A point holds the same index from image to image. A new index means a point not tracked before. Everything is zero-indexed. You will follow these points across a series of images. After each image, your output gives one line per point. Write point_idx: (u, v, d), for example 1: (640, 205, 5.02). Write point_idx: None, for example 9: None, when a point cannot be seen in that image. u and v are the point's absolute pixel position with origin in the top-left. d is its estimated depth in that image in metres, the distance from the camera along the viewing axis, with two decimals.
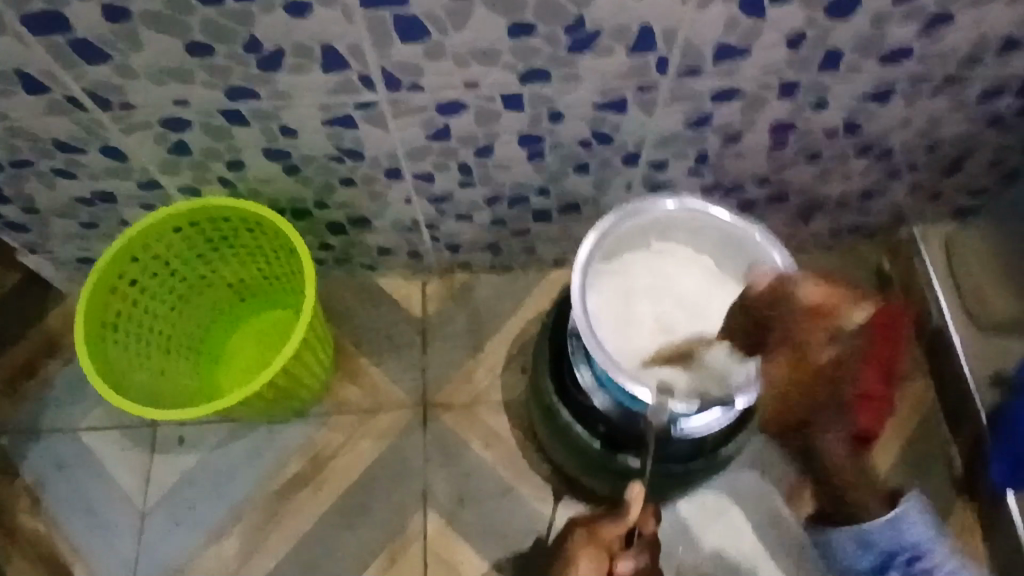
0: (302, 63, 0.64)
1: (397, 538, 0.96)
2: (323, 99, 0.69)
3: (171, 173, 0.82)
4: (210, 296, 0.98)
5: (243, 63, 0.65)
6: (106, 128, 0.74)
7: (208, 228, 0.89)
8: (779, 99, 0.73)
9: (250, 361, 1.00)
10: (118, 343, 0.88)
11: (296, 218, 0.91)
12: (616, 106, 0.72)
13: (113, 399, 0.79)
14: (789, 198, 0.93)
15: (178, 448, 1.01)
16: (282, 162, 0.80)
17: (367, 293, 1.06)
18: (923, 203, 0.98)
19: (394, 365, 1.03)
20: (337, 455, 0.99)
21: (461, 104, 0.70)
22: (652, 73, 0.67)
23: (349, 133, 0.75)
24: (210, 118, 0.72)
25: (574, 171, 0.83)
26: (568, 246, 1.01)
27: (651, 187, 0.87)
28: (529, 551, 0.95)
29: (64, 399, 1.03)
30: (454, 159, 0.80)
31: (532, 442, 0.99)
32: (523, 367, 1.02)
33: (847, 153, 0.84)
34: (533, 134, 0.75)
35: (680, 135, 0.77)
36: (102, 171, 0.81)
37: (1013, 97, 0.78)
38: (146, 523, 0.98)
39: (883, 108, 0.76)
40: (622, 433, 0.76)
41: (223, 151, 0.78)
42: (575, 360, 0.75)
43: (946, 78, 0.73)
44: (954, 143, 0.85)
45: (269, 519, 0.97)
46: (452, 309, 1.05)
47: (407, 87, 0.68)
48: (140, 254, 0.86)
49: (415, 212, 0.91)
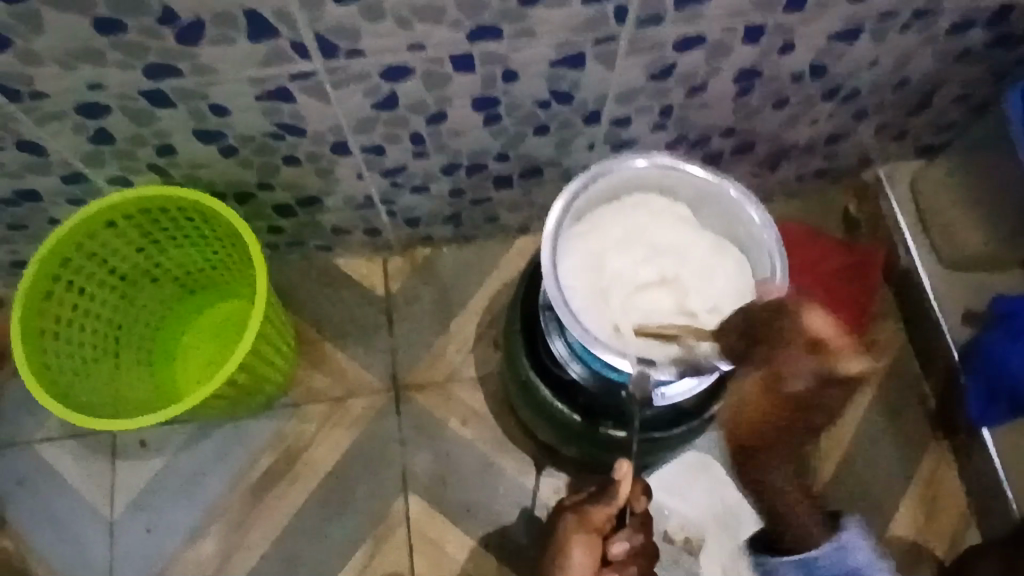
0: (227, 34, 0.58)
1: (380, 525, 0.93)
2: (254, 72, 0.63)
3: (96, 164, 0.75)
4: (157, 293, 0.93)
5: (160, 39, 0.58)
6: (16, 121, 0.67)
7: (147, 221, 0.83)
8: (744, 45, 0.69)
9: (207, 358, 0.95)
10: (61, 351, 0.82)
11: (240, 202, 0.86)
12: (574, 60, 0.67)
13: (62, 412, 0.74)
14: (757, 147, 0.89)
15: (141, 452, 0.96)
16: (218, 144, 0.74)
17: (325, 275, 1.01)
18: (889, 142, 0.96)
19: (361, 348, 0.99)
20: (310, 446, 0.96)
21: (408, 68, 0.65)
22: (610, 23, 0.63)
23: (288, 107, 0.69)
24: (132, 101, 0.66)
25: (534, 133, 0.78)
26: (534, 211, 0.97)
27: (614, 145, 0.83)
28: (518, 525, 0.93)
29: (14, 412, 0.97)
30: (406, 129, 0.74)
31: (511, 416, 0.97)
32: (495, 340, 0.99)
33: (814, 96, 0.81)
34: (487, 97, 0.71)
35: (642, 88, 0.73)
36: (20, 168, 0.74)
37: (982, 28, 0.76)
38: (117, 533, 0.93)
39: (852, 47, 0.73)
40: (601, 403, 0.73)
41: (151, 136, 0.71)
42: (548, 332, 0.72)
43: (916, 11, 0.70)
44: (921, 80, 0.83)
45: (246, 517, 0.94)
46: (417, 286, 1.01)
47: (346, 53, 0.62)
48: (74, 255, 0.80)
49: (368, 188, 0.86)
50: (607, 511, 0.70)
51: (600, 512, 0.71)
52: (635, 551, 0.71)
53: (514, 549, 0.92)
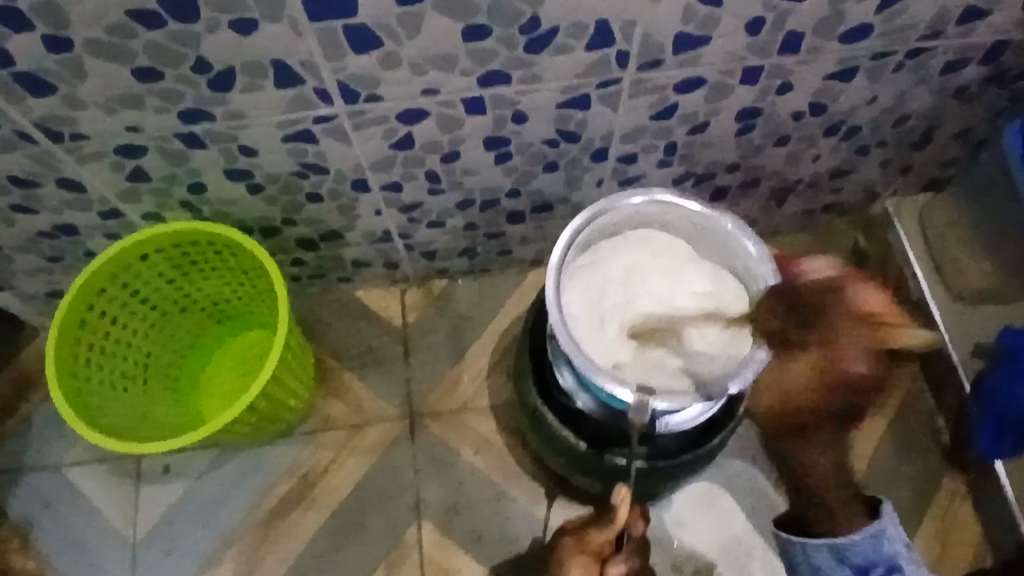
0: (256, 81, 0.63)
1: (392, 552, 0.95)
2: (281, 116, 0.68)
3: (132, 200, 0.80)
4: (184, 323, 0.97)
5: (194, 85, 0.63)
6: (60, 161, 0.72)
7: (177, 254, 0.87)
8: (742, 86, 0.72)
9: (230, 386, 0.99)
10: (92, 378, 0.85)
11: (265, 236, 0.90)
12: (580, 102, 0.71)
13: (89, 435, 0.77)
14: (761, 183, 0.92)
15: (164, 477, 0.99)
16: (245, 182, 0.78)
17: (345, 307, 1.05)
18: (894, 177, 0.98)
19: (378, 377, 1.02)
20: (326, 473, 0.98)
21: (423, 111, 0.69)
22: (613, 68, 0.66)
23: (311, 148, 0.73)
24: (167, 143, 0.71)
25: (544, 170, 0.82)
26: (545, 245, 1.00)
27: (622, 181, 0.86)
28: (528, 554, 0.94)
29: (45, 436, 1.01)
30: (421, 167, 0.78)
31: (522, 444, 0.99)
32: (508, 370, 1.02)
33: (815, 133, 0.84)
34: (499, 136, 0.74)
35: (646, 128, 0.77)
36: (61, 204, 0.79)
37: (977, 68, 0.79)
38: (138, 557, 0.96)
39: (848, 86, 0.76)
40: (608, 431, 0.75)
41: (184, 175, 0.76)
42: (557, 364, 0.74)
43: (909, 53, 0.73)
44: (920, 117, 0.85)
45: (262, 542, 0.96)
46: (433, 317, 1.04)
47: (366, 98, 0.66)
48: (108, 285, 0.85)
49: (386, 223, 0.90)
50: (604, 534, 0.72)
51: (597, 535, 0.72)
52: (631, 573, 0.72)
53: None
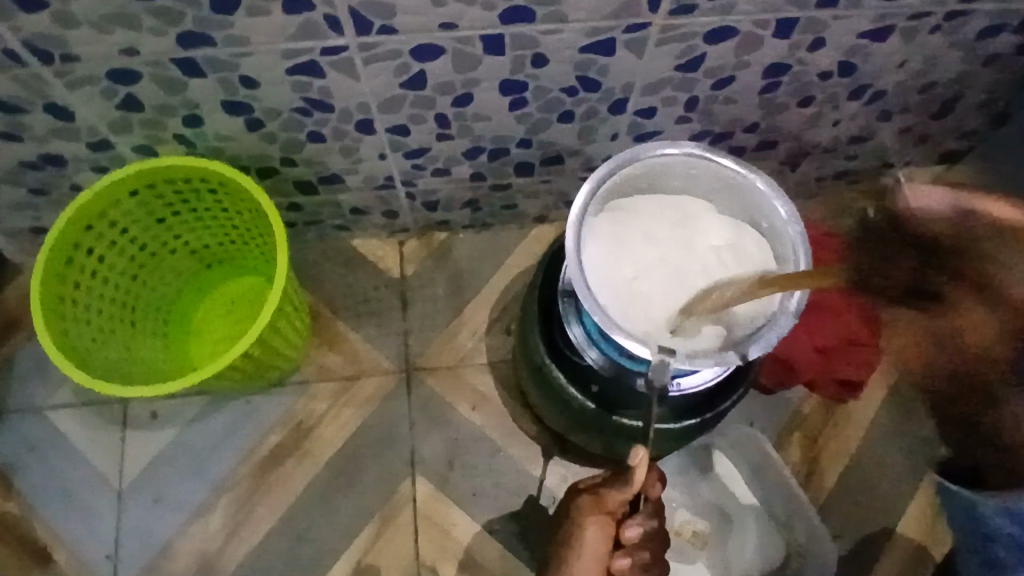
0: (262, 4, 0.59)
1: (386, 505, 0.94)
2: (287, 45, 0.63)
3: (123, 131, 0.76)
4: (174, 266, 0.93)
5: (196, 7, 0.58)
6: (48, 85, 0.67)
7: (168, 191, 0.83)
8: (774, 39, 0.69)
9: (222, 330, 0.96)
10: (78, 318, 0.82)
11: (262, 176, 0.86)
12: (604, 47, 0.67)
13: (78, 376, 0.74)
14: (779, 145, 0.89)
15: (153, 423, 0.96)
16: (244, 117, 0.74)
17: (341, 255, 1.02)
18: (911, 146, 0.96)
19: (374, 329, 0.99)
20: (320, 425, 0.96)
21: (438, 48, 0.65)
22: (643, 11, 0.63)
23: (316, 82, 0.69)
24: (163, 70, 0.66)
25: (558, 120, 0.78)
26: (552, 201, 0.97)
27: (637, 135, 0.83)
28: (523, 511, 0.93)
29: (28, 376, 0.97)
30: (431, 110, 0.75)
31: (520, 401, 0.97)
32: (507, 327, 0.99)
33: (840, 95, 0.81)
34: (515, 81, 0.71)
35: (669, 80, 0.73)
36: (48, 132, 0.75)
37: (1013, 34, 0.76)
38: (124, 502, 0.94)
39: (881, 45, 0.73)
40: (615, 391, 0.73)
41: (179, 106, 0.72)
42: (565, 317, 0.72)
43: (948, 13, 0.70)
44: (948, 84, 0.82)
45: (252, 492, 0.94)
46: (432, 270, 1.01)
47: (379, 29, 0.62)
48: (96, 222, 0.80)
49: (389, 168, 0.86)
50: (621, 495, 0.68)
51: (614, 497, 0.69)
52: (649, 535, 0.70)
53: (519, 535, 0.93)
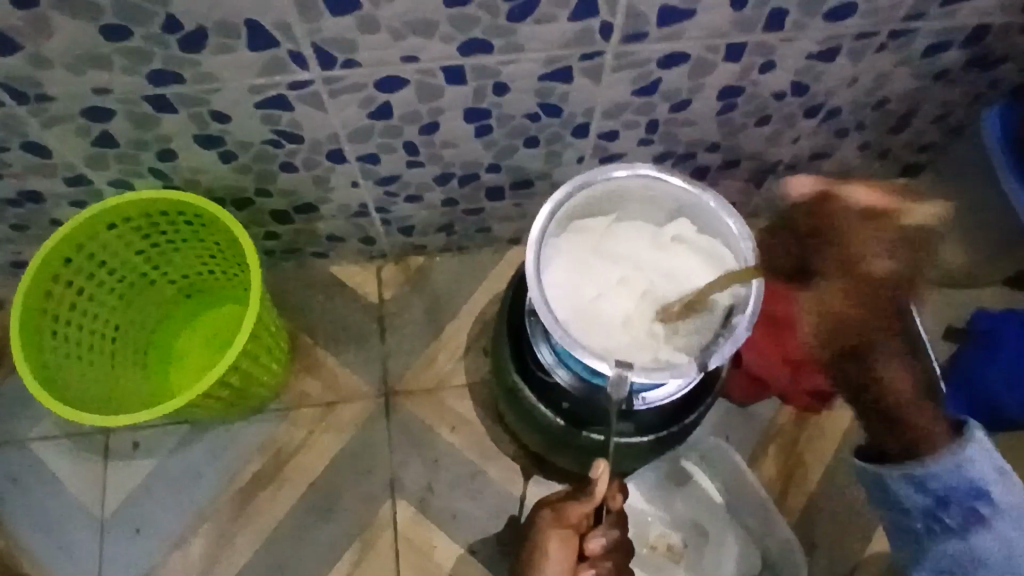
0: (229, 42, 0.61)
1: (368, 527, 0.94)
2: (255, 80, 0.66)
3: (99, 167, 0.78)
4: (153, 297, 0.95)
5: (163, 45, 0.61)
6: (23, 123, 0.69)
7: (145, 224, 0.85)
8: (725, 62, 0.71)
9: (201, 359, 0.97)
10: (57, 351, 0.83)
11: (238, 207, 0.88)
12: (562, 75, 0.70)
13: (56, 408, 0.75)
14: (742, 163, 0.92)
15: (134, 453, 0.97)
16: (218, 150, 0.76)
17: (320, 282, 1.03)
18: (871, 162, 0.98)
19: (354, 355, 1.01)
20: (301, 451, 0.97)
21: (402, 79, 0.67)
22: (597, 40, 0.65)
23: (286, 115, 0.71)
24: (136, 106, 0.68)
25: (524, 145, 0.81)
26: (524, 224, 0.99)
27: (603, 158, 0.86)
28: (504, 532, 0.94)
29: (9, 412, 0.98)
30: (400, 139, 0.77)
31: (498, 421, 0.98)
32: (485, 348, 1.01)
33: (795, 114, 0.84)
34: (479, 108, 0.73)
35: (627, 104, 0.76)
36: (25, 169, 0.77)
37: (958, 51, 0.79)
38: (105, 534, 0.94)
39: (830, 67, 0.76)
40: (586, 409, 0.75)
41: (152, 141, 0.74)
42: (535, 340, 0.74)
43: (892, 34, 0.73)
44: (900, 100, 0.85)
45: (234, 519, 0.95)
46: (410, 294, 1.03)
47: (343, 64, 0.65)
48: (74, 256, 0.82)
49: (363, 197, 0.88)
50: (582, 509, 0.72)
51: (574, 510, 0.72)
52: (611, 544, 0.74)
53: (500, 556, 0.93)
